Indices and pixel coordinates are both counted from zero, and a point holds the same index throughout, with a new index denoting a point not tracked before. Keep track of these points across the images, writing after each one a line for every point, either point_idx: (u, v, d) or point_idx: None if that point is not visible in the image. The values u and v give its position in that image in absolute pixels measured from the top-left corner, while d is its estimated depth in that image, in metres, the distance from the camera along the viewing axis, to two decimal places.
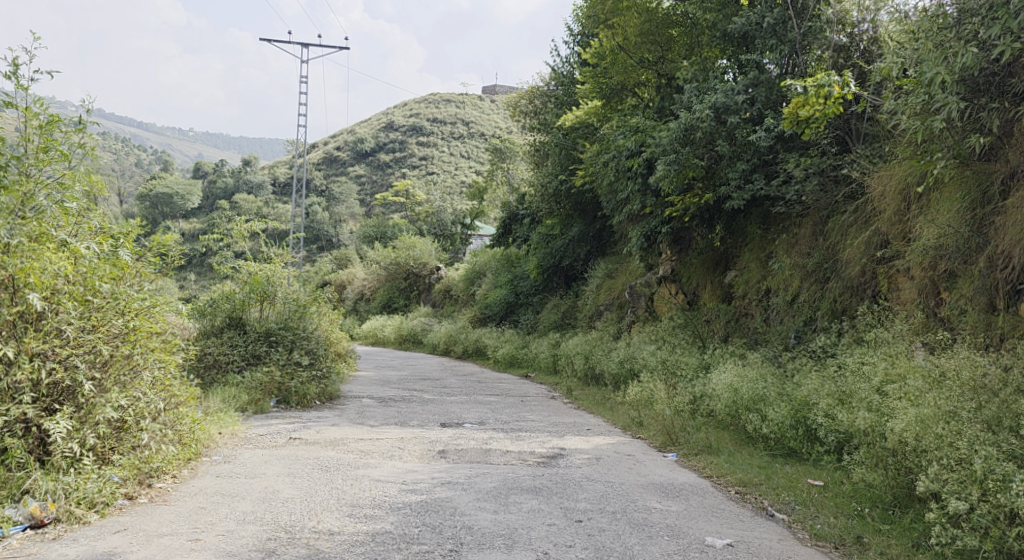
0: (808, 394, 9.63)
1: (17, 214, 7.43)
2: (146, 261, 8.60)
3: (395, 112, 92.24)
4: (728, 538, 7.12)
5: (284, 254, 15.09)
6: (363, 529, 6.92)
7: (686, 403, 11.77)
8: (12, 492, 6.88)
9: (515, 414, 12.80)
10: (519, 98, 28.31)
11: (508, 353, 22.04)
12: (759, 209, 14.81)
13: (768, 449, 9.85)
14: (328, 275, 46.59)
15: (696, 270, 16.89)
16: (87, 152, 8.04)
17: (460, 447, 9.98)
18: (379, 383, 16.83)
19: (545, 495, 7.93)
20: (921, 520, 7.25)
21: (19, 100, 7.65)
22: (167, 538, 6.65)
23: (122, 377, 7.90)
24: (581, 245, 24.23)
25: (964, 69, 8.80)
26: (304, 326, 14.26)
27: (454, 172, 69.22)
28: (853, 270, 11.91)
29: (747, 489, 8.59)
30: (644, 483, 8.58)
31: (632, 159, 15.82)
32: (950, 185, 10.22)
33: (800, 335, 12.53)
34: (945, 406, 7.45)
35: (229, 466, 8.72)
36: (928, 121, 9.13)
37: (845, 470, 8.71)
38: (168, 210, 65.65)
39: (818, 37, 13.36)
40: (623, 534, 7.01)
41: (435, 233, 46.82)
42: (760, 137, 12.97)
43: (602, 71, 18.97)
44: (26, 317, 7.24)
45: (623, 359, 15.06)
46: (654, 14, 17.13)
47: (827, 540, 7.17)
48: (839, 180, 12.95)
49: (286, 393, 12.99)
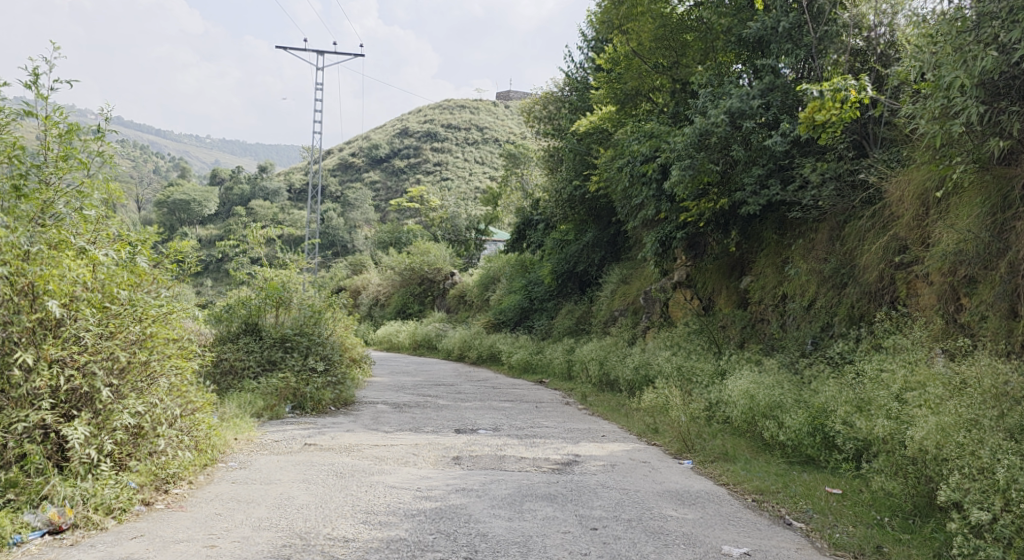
0: (825, 401, 9.54)
1: (37, 222, 7.46)
2: (163, 268, 8.71)
3: (410, 118, 92.59)
4: (745, 547, 7.04)
5: (300, 259, 15.13)
6: (378, 535, 6.90)
7: (701, 409, 11.66)
8: (30, 498, 6.87)
9: (530, 420, 12.77)
10: (534, 104, 28.28)
11: (523, 359, 22.00)
12: (776, 214, 14.73)
13: (785, 457, 9.76)
14: (343, 281, 46.70)
15: (712, 276, 16.80)
16: (105, 160, 8.11)
17: (474, 453, 9.94)
18: (393, 388, 16.84)
19: (560, 503, 7.89)
20: (942, 529, 7.15)
21: (39, 108, 7.79)
22: (183, 544, 6.64)
23: (139, 384, 7.90)
24: (595, 250, 24.02)
25: (983, 73, 8.65)
26: (318, 332, 14.28)
27: (469, 177, 69.29)
28: (871, 276, 11.80)
29: (764, 497, 8.52)
30: (659, 491, 8.51)
31: (647, 164, 15.76)
32: (970, 189, 10.15)
33: (817, 341, 12.40)
34: (966, 414, 7.34)
35: (245, 472, 8.72)
36: (947, 126, 9.04)
37: (864, 478, 8.61)
38: (186, 217, 66.01)
39: (834, 42, 13.21)
40: (639, 542, 6.95)
41: (449, 238, 46.78)
42: (776, 142, 12.89)
43: (617, 77, 19.08)
44: (45, 324, 7.27)
45: (638, 365, 14.96)
46: (668, 19, 17.06)
47: (846, 549, 7.11)
48: (857, 185, 12.88)
49: (300, 399, 12.94)
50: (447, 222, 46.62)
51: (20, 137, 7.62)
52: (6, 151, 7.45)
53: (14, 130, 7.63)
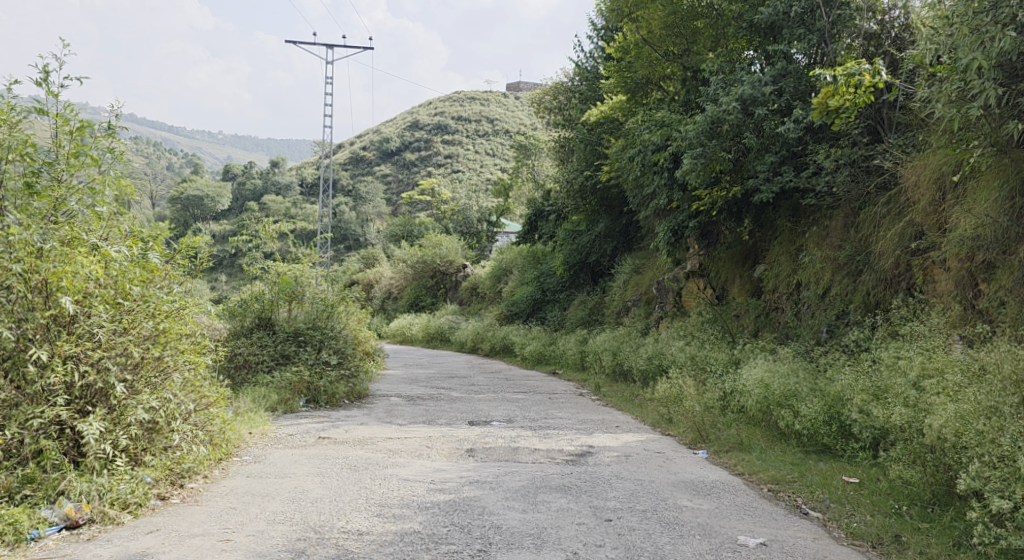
0: (841, 389, 9.43)
1: (50, 219, 7.49)
2: (175, 263, 8.67)
3: (420, 110, 92.74)
4: (761, 537, 6.97)
5: (313, 254, 15.16)
6: (391, 528, 6.87)
7: (715, 399, 11.52)
8: (48, 494, 6.89)
9: (544, 411, 12.72)
10: (543, 94, 28.21)
11: (536, 351, 21.98)
12: (789, 202, 14.59)
13: (801, 445, 9.66)
14: (356, 275, 46.89)
15: (725, 265, 16.69)
16: (116, 156, 8.05)
17: (488, 445, 9.91)
18: (406, 382, 16.77)
19: (574, 494, 7.84)
20: (962, 518, 7.07)
21: (51, 105, 7.66)
22: (198, 538, 6.63)
23: (153, 379, 7.90)
24: (608, 240, 23.98)
25: (1001, 54, 8.51)
26: (332, 326, 14.26)
27: (479, 169, 69.08)
28: (887, 263, 11.66)
29: (780, 487, 8.46)
30: (674, 481, 8.46)
31: (658, 153, 15.69)
32: (987, 174, 10.01)
33: (832, 329, 12.29)
34: (985, 401, 7.22)
35: (260, 466, 8.71)
36: (964, 109, 8.86)
37: (881, 467, 8.55)
38: (199, 212, 65.92)
39: (847, 25, 13.11)
40: (654, 533, 6.90)
41: (461, 231, 46.75)
42: (788, 129, 12.81)
43: (626, 66, 18.88)
44: (59, 320, 7.26)
45: (651, 355, 14.86)
46: (678, 6, 16.78)
47: (863, 539, 7.05)
48: (871, 171, 12.77)
49: (314, 393, 12.94)
50: (459, 215, 46.66)
51: (31, 135, 7.52)
52: (18, 149, 7.39)
53: (25, 129, 7.54)
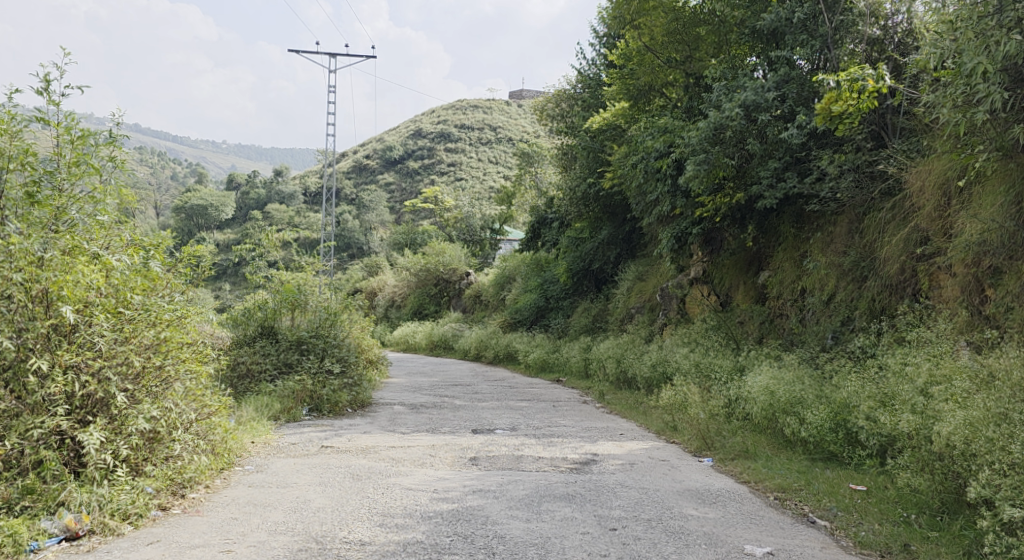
0: (848, 396, 9.33)
1: (51, 228, 7.42)
2: (177, 272, 8.63)
3: (423, 118, 92.73)
4: (768, 546, 6.90)
5: (316, 262, 15.20)
6: (393, 538, 6.80)
7: (721, 407, 11.46)
8: (48, 504, 6.82)
9: (547, 419, 12.64)
10: (546, 102, 28.28)
11: (540, 358, 21.91)
12: (793, 208, 14.54)
13: (808, 453, 9.59)
14: (359, 284, 46.87)
15: (730, 271, 16.60)
16: (117, 165, 8.04)
17: (491, 454, 9.85)
18: (409, 389, 16.69)
19: (579, 503, 7.77)
20: (971, 526, 6.98)
21: (51, 115, 7.66)
22: (198, 549, 6.57)
23: (154, 388, 7.84)
24: (611, 247, 23.95)
25: (1007, 58, 8.46)
26: (334, 334, 14.19)
27: (482, 178, 69.03)
28: (892, 269, 11.60)
29: (787, 495, 8.38)
30: (679, 490, 8.38)
31: (661, 160, 15.70)
32: (994, 178, 9.97)
33: (837, 335, 12.20)
34: (995, 408, 7.13)
35: (262, 476, 8.66)
36: (970, 113, 8.78)
37: (889, 474, 8.47)
38: (203, 221, 66.08)
39: (850, 31, 13.15)
40: (659, 543, 6.82)
41: (464, 238, 46.37)
42: (792, 134, 12.78)
43: (629, 72, 18.65)
44: (59, 330, 7.21)
45: (656, 362, 14.79)
46: (680, 13, 16.88)
47: (872, 548, 6.98)
48: (875, 176, 12.74)
49: (317, 401, 12.86)
50: (462, 222, 46.58)
51: (32, 144, 7.48)
52: (19, 158, 7.32)
53: (26, 137, 7.49)
